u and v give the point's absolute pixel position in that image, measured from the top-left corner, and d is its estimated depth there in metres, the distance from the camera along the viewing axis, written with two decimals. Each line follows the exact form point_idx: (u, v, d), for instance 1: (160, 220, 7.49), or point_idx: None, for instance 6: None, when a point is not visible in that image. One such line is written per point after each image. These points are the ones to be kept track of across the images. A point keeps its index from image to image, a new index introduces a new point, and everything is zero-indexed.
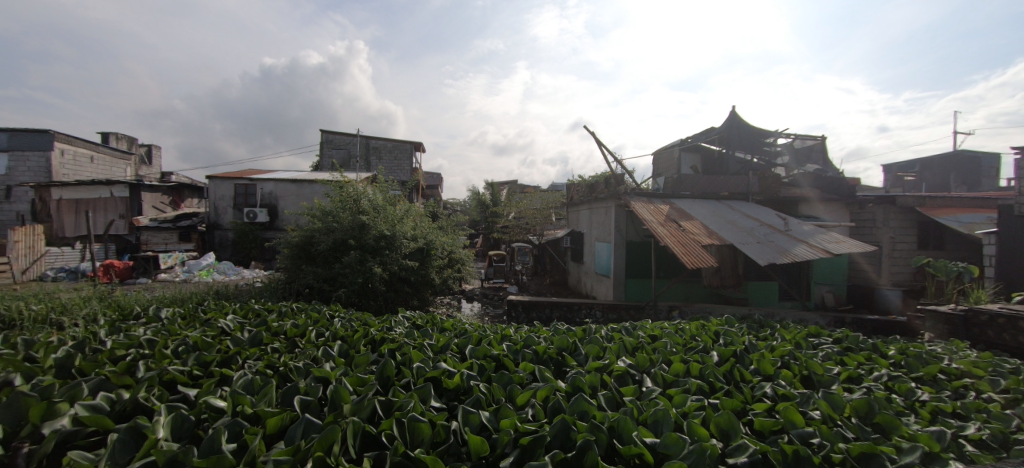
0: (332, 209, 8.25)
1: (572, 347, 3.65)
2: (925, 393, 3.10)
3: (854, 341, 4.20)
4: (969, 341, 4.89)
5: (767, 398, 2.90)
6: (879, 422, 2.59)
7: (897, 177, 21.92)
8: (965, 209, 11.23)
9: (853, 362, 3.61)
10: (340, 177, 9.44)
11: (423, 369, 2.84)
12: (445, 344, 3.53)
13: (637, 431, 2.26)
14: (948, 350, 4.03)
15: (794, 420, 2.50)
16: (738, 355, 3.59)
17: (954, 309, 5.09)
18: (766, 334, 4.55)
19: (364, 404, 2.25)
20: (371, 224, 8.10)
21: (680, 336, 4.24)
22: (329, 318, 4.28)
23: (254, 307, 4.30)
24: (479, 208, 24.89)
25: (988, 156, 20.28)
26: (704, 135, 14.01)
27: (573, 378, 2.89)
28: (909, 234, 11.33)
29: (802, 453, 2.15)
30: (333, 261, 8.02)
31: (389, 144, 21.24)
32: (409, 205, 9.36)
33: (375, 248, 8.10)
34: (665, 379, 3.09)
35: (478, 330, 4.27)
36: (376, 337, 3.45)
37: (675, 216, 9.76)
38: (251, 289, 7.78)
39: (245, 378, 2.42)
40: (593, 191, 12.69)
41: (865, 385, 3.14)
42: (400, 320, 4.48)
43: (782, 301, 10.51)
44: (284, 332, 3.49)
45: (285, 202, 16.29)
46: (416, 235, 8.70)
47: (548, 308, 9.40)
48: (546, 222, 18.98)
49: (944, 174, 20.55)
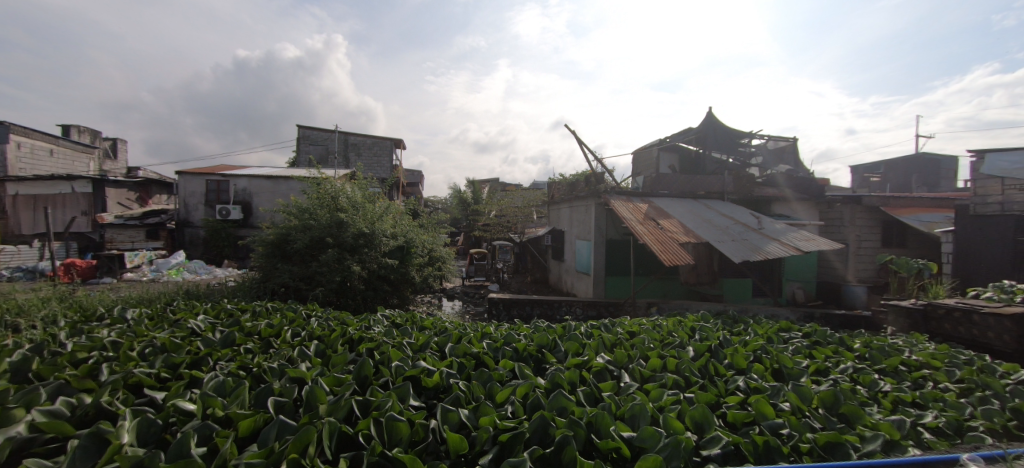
0: (309, 206, 8.09)
1: (552, 344, 3.68)
2: (887, 384, 3.23)
3: (822, 335, 4.37)
4: (928, 334, 5.13)
5: (740, 391, 2.98)
6: (844, 412, 2.69)
7: (863, 178, 22.81)
8: (926, 209, 11.77)
9: (821, 355, 3.75)
10: (318, 172, 9.27)
11: (402, 368, 2.82)
12: (425, 342, 3.52)
13: (614, 426, 2.30)
14: (908, 343, 4.23)
15: (765, 412, 2.57)
16: (713, 350, 3.68)
17: (914, 303, 5.31)
18: (739, 329, 4.68)
19: (340, 404, 2.21)
20: (350, 222, 7.97)
21: (657, 332, 4.32)
22: (305, 317, 4.20)
23: (226, 307, 4.17)
24: (459, 206, 24.77)
25: (947, 158, 21.26)
26: (682, 135, 14.28)
27: (552, 375, 2.92)
28: (874, 232, 11.79)
29: (772, 443, 2.23)
30: (310, 260, 7.85)
31: (368, 140, 20.92)
32: (389, 202, 9.26)
33: (353, 246, 7.98)
34: (643, 375, 3.15)
35: (458, 328, 4.26)
36: (354, 337, 3.40)
37: (653, 214, 9.89)
38: (224, 288, 7.55)
39: (216, 380, 2.35)
40: (574, 190, 12.78)
41: (832, 377, 3.26)
42: (379, 319, 4.42)
43: (756, 297, 10.81)
44: (257, 333, 3.40)
45: (259, 199, 15.83)
46: (396, 233, 8.62)
47: (529, 306, 9.43)
48: (527, 220, 19.04)
49: (906, 175, 21.49)
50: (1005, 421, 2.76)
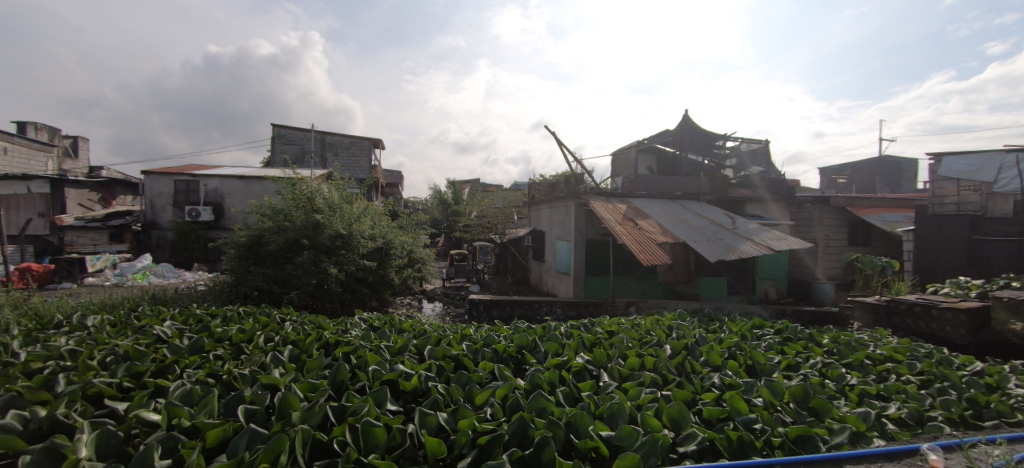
0: (284, 207, 7.88)
1: (531, 345, 3.68)
2: (853, 378, 3.35)
3: (793, 331, 4.51)
4: (891, 329, 5.34)
5: (715, 387, 3.05)
6: (814, 406, 2.77)
7: (830, 179, 23.67)
8: (889, 210, 12.27)
9: (792, 350, 3.87)
10: (294, 173, 9.06)
11: (380, 372, 2.77)
12: (403, 345, 3.48)
13: (593, 425, 2.32)
14: (873, 338, 4.41)
15: (738, 408, 2.64)
16: (689, 348, 3.76)
17: (878, 299, 5.53)
18: (714, 327, 4.79)
19: (314, 410, 2.17)
20: (326, 224, 7.81)
21: (636, 331, 4.39)
22: (279, 321, 4.10)
23: (195, 312, 4.02)
24: (439, 206, 24.61)
25: (908, 161, 22.28)
26: (659, 137, 14.54)
27: (531, 376, 2.92)
28: (841, 232, 12.24)
29: (745, 438, 2.29)
30: (285, 262, 7.65)
31: (346, 140, 20.58)
32: (367, 203, 9.13)
33: (330, 247, 7.82)
34: (621, 373, 3.18)
35: (438, 330, 4.23)
36: (330, 341, 3.33)
37: (631, 215, 10.03)
38: (193, 292, 7.30)
39: (183, 388, 2.26)
40: (554, 190, 12.84)
41: (802, 372, 3.37)
42: (356, 322, 4.35)
43: (730, 295, 11.08)
44: (228, 338, 3.30)
45: (230, 199, 15.32)
46: (374, 234, 8.50)
47: (509, 307, 9.43)
48: (508, 221, 19.05)
49: (870, 177, 22.41)
50: (961, 411, 2.90)
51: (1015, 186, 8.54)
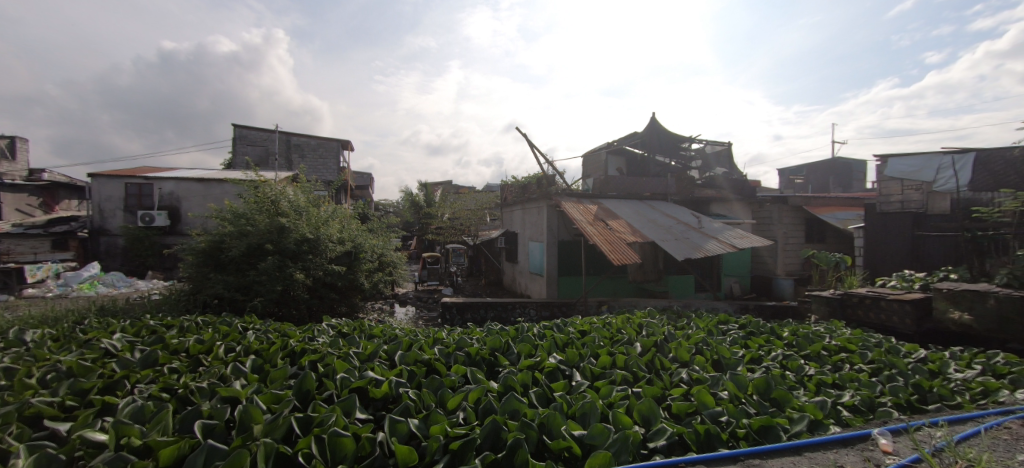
0: (246, 211, 7.56)
1: (504, 346, 3.68)
2: (811, 368, 3.51)
3: (755, 326, 4.68)
4: (845, 320, 5.60)
5: (683, 383, 3.13)
6: (775, 397, 2.88)
7: (788, 180, 24.78)
8: (841, 209, 12.94)
9: (755, 344, 4.02)
10: (257, 175, 8.72)
11: (348, 380, 2.70)
12: (373, 351, 3.40)
13: (565, 425, 2.33)
14: (829, 330, 4.63)
15: (705, 402, 2.72)
16: (659, 345, 3.84)
17: (833, 293, 5.82)
18: (683, 323, 4.91)
19: (278, 423, 2.08)
20: (292, 227, 7.53)
21: (607, 330, 4.45)
22: (241, 330, 3.93)
23: (148, 323, 3.81)
24: (411, 209, 24.27)
25: (858, 163, 23.62)
26: (628, 139, 14.82)
27: (504, 378, 2.91)
28: (799, 230, 12.81)
29: (712, 431, 2.36)
30: (247, 268, 7.33)
31: (312, 141, 20.02)
32: (335, 206, 8.92)
33: (296, 252, 7.56)
34: (593, 372, 3.22)
35: (409, 335, 4.16)
36: (296, 349, 3.22)
37: (602, 215, 10.18)
38: (146, 302, 6.91)
39: (134, 405, 2.14)
40: (526, 192, 12.89)
41: (764, 365, 3.50)
42: (324, 329, 4.22)
43: (697, 292, 11.42)
44: (185, 350, 3.14)
45: (187, 203, 14.52)
46: (343, 238, 8.32)
47: (482, 309, 9.39)
48: (480, 223, 19.01)
49: (824, 178, 23.62)
50: (908, 396, 3.08)
51: (953, 186, 9.10)
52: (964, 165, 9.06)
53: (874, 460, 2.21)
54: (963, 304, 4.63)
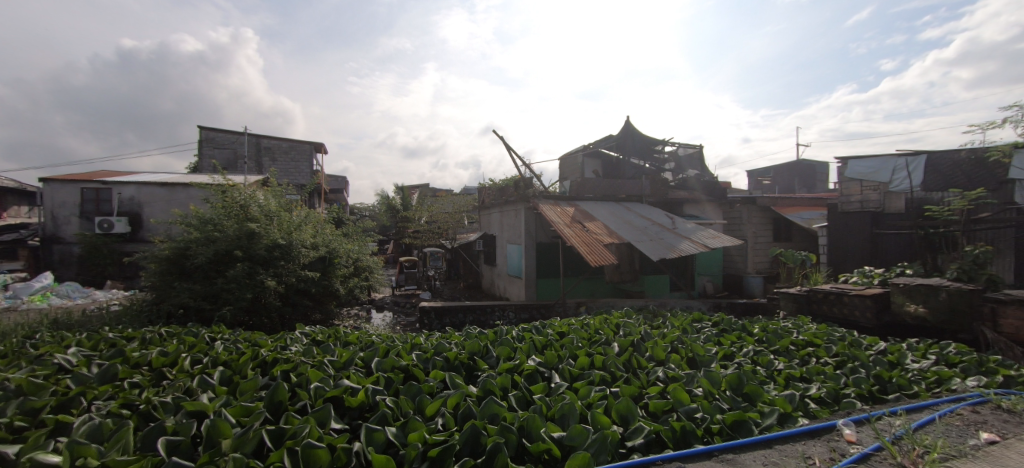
0: (213, 216, 7.26)
1: (483, 350, 3.66)
2: (781, 363, 3.63)
3: (728, 323, 4.81)
4: (811, 315, 5.82)
5: (660, 381, 3.18)
6: (747, 392, 2.96)
7: (756, 181, 25.61)
8: (806, 208, 13.45)
9: (727, 341, 4.13)
10: (225, 179, 8.40)
11: (323, 389, 2.64)
12: (348, 358, 3.34)
13: (545, 428, 2.32)
14: (797, 325, 4.80)
15: (681, 399, 2.77)
16: (635, 344, 3.90)
17: (800, 290, 6.03)
18: (659, 322, 5.00)
19: (248, 437, 2.01)
20: (262, 233, 7.29)
21: (585, 331, 4.48)
22: (208, 341, 3.78)
23: (106, 336, 3.62)
24: (388, 213, 23.96)
25: (821, 164, 24.60)
26: (604, 141, 15.01)
27: (483, 382, 2.90)
28: (767, 229, 13.24)
29: (688, 427, 2.40)
30: (215, 276, 7.06)
31: (284, 144, 19.53)
32: (307, 211, 8.71)
33: (267, 259, 7.33)
34: (572, 373, 3.24)
35: (386, 341, 4.10)
36: (267, 359, 3.13)
37: (579, 217, 10.28)
38: (105, 314, 6.57)
39: (91, 423, 2.02)
40: (504, 194, 12.89)
41: (736, 361, 3.60)
42: (297, 337, 4.11)
43: (672, 291, 11.67)
44: (147, 363, 3.00)
45: (150, 209, 13.89)
46: (316, 243, 8.18)
47: (461, 313, 9.34)
48: (458, 226, 18.90)
49: (790, 179, 24.51)
50: (870, 387, 3.21)
51: (906, 187, 9.67)
52: (917, 167, 9.56)
53: (840, 450, 2.29)
54: (917, 297, 4.79)
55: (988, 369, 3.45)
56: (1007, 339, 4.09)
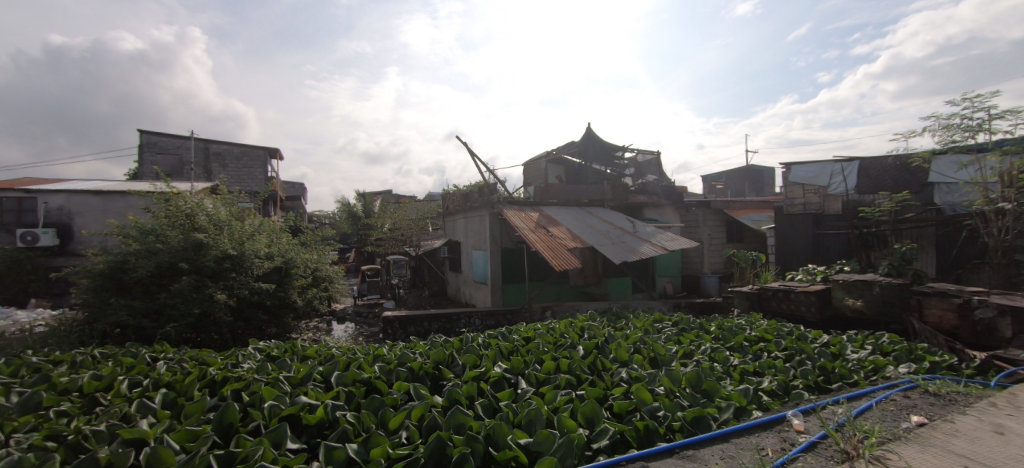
0: (155, 226, 6.78)
1: (448, 358, 3.61)
2: (736, 359, 3.79)
3: (686, 322, 4.99)
4: (762, 312, 6.13)
5: (624, 382, 3.25)
6: (706, 388, 3.06)
7: (709, 185, 26.77)
8: (756, 211, 14.17)
9: (687, 340, 4.28)
10: (169, 186, 7.88)
11: (278, 408, 2.51)
12: (306, 374, 3.20)
13: (511, 435, 2.31)
14: (749, 322, 5.03)
15: (643, 399, 2.83)
16: (600, 346, 3.96)
17: (752, 289, 6.33)
18: (622, 324, 5.11)
19: (195, 462, 1.88)
20: (211, 243, 6.89)
21: (550, 335, 4.51)
22: (149, 362, 3.53)
23: (28, 361, 3.29)
24: (349, 220, 23.34)
25: (768, 169, 26.07)
26: (566, 148, 15.26)
27: (448, 391, 2.85)
28: (721, 231, 13.86)
29: (650, 426, 2.46)
30: (157, 290, 6.60)
31: (234, 149, 18.62)
32: (261, 219, 8.33)
33: (216, 271, 6.94)
34: (538, 378, 3.25)
35: (346, 354, 3.97)
36: (216, 378, 2.95)
37: (543, 222, 10.38)
38: (28, 336, 5.99)
39: (9, 459, 1.83)
40: (468, 200, 12.85)
41: (695, 359, 3.73)
42: (250, 353, 3.91)
43: (635, 293, 11.99)
44: (77, 389, 2.76)
45: (82, 219, 12.85)
46: (271, 253, 7.87)
47: (426, 321, 9.17)
48: (422, 233, 18.65)
49: (740, 183, 25.80)
50: (816, 378, 3.41)
51: (842, 190, 10.35)
52: (852, 172, 10.26)
53: (789, 440, 2.40)
54: (854, 291, 5.11)
55: (917, 357, 3.75)
56: (931, 328, 4.41)
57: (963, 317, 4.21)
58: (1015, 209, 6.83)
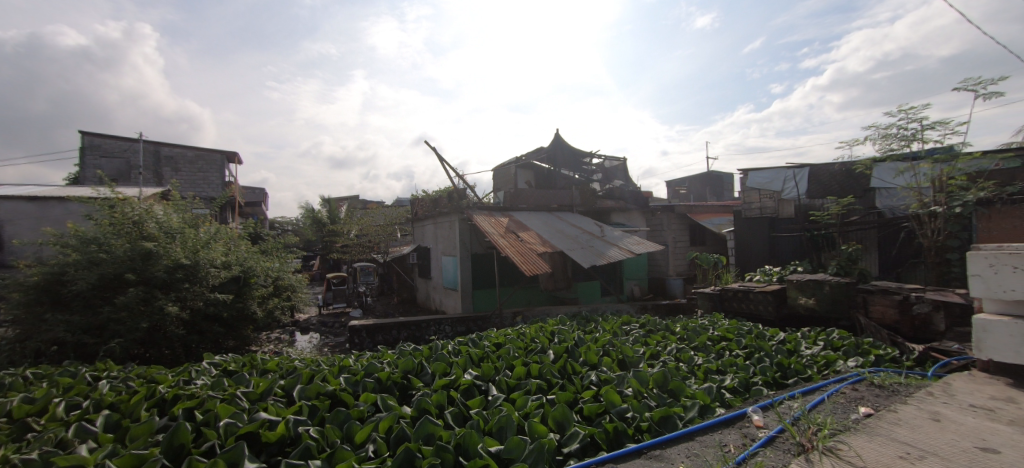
0: (99, 234, 6.32)
1: (417, 367, 3.53)
2: (700, 358, 3.90)
3: (653, 324, 5.11)
4: (724, 311, 6.33)
5: (594, 384, 3.28)
6: (672, 388, 3.13)
7: (673, 190, 27.61)
8: (717, 215, 14.73)
9: (654, 341, 4.37)
10: (115, 192, 7.40)
11: (234, 426, 2.38)
12: (266, 388, 3.06)
13: (482, 443, 2.28)
14: (712, 322, 5.20)
15: (612, 401, 2.87)
16: (570, 350, 3.98)
17: (714, 289, 6.54)
18: (591, 327, 5.17)
19: None
20: (161, 252, 6.51)
21: (521, 340, 4.50)
22: (90, 381, 3.28)
23: None
24: (313, 226, 22.66)
25: (727, 175, 27.16)
26: (535, 153, 15.39)
27: (417, 401, 2.79)
28: (684, 235, 14.32)
29: (619, 428, 2.50)
30: (101, 304, 6.16)
31: (189, 153, 17.75)
32: (217, 226, 7.94)
33: (167, 282, 6.56)
34: (509, 384, 3.23)
35: (310, 365, 3.82)
36: (166, 397, 2.78)
37: (513, 227, 10.39)
38: None
39: None
40: (437, 206, 12.72)
41: (661, 360, 3.81)
42: (204, 368, 3.71)
43: (604, 296, 12.18)
44: (6, 414, 2.53)
45: (15, 228, 11.90)
46: (228, 262, 7.52)
47: (395, 329, 8.98)
48: (390, 239, 18.33)
49: (702, 188, 26.77)
50: (773, 374, 3.55)
51: (794, 194, 10.90)
52: (802, 178, 10.82)
53: (750, 435, 2.48)
54: (807, 290, 5.35)
55: (864, 350, 3.98)
56: (876, 323, 4.72)
57: (904, 312, 4.58)
58: (946, 211, 7.39)
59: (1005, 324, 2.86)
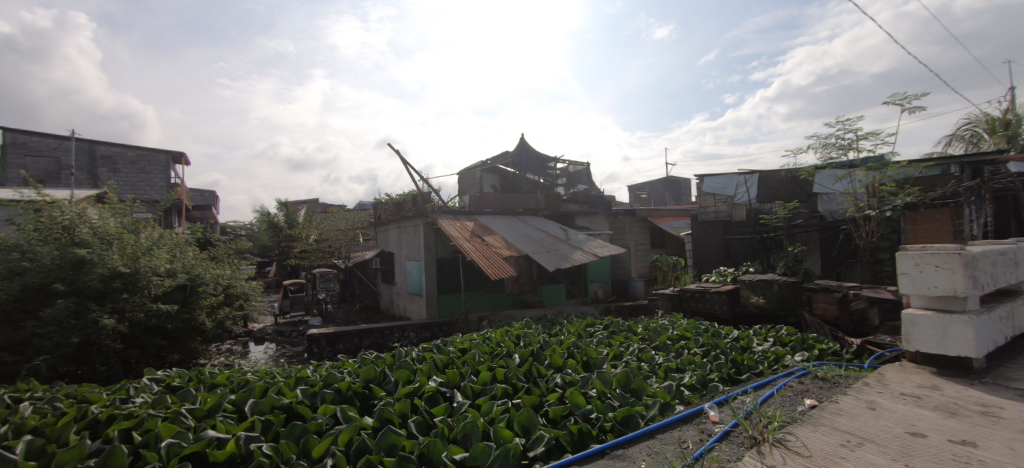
0: (21, 241, 5.74)
1: (380, 376, 3.44)
2: (660, 357, 4.00)
3: (616, 325, 5.20)
4: (682, 311, 6.53)
5: (558, 387, 3.29)
6: (634, 387, 3.19)
7: (634, 194, 28.45)
8: (675, 218, 15.27)
9: (617, 342, 4.45)
10: (42, 193, 6.77)
11: (178, 446, 2.22)
12: (214, 405, 2.88)
13: (446, 451, 2.24)
14: (672, 322, 5.36)
15: (577, 402, 2.88)
16: (535, 354, 3.98)
17: (673, 290, 6.75)
18: (556, 330, 5.21)
19: None
20: (96, 260, 6.01)
21: (486, 345, 4.47)
22: (9, 405, 2.97)
23: None
24: (269, 231, 21.73)
25: (685, 180, 28.27)
26: (500, 157, 15.39)
27: (379, 411, 2.71)
28: (644, 238, 14.76)
29: (584, 429, 2.52)
30: (24, 318, 5.63)
31: (129, 153, 16.61)
32: (161, 231, 7.43)
33: (103, 292, 6.08)
34: (474, 390, 3.19)
35: (264, 378, 3.64)
36: (101, 418, 2.57)
37: (478, 231, 10.35)
38: None
39: None
40: (401, 210, 12.45)
41: (624, 360, 3.88)
42: (145, 385, 3.45)
43: (569, 299, 12.30)
44: None
45: None
46: (172, 270, 7.09)
47: (356, 337, 8.73)
48: (352, 244, 17.83)
49: (661, 192, 27.70)
50: (728, 370, 3.70)
51: (746, 199, 11.60)
52: (753, 183, 11.50)
53: (706, 431, 2.56)
54: (758, 290, 5.63)
55: (809, 345, 4.21)
56: (819, 319, 4.97)
57: (842, 309, 4.81)
58: (879, 215, 7.98)
59: (929, 318, 3.10)
